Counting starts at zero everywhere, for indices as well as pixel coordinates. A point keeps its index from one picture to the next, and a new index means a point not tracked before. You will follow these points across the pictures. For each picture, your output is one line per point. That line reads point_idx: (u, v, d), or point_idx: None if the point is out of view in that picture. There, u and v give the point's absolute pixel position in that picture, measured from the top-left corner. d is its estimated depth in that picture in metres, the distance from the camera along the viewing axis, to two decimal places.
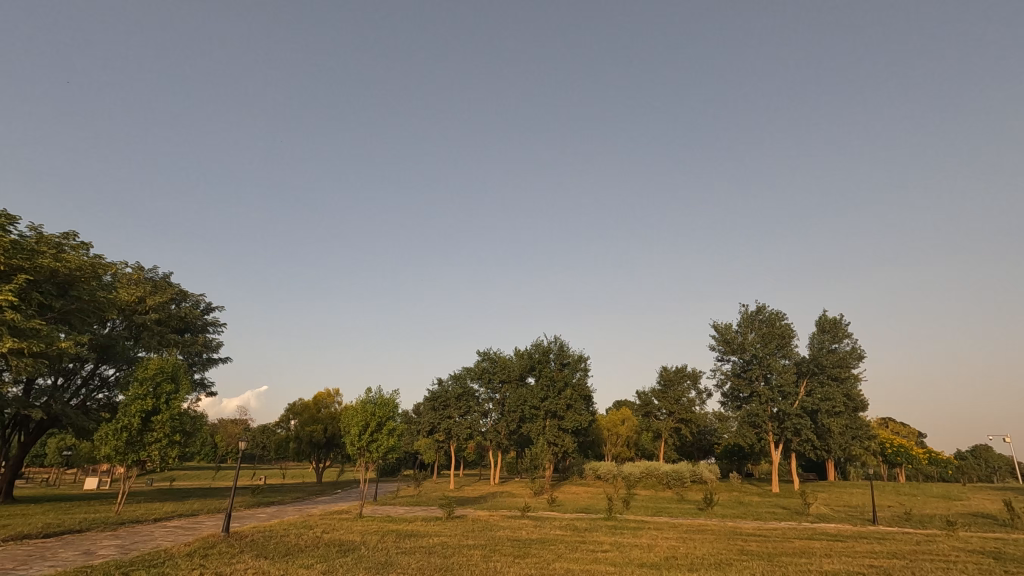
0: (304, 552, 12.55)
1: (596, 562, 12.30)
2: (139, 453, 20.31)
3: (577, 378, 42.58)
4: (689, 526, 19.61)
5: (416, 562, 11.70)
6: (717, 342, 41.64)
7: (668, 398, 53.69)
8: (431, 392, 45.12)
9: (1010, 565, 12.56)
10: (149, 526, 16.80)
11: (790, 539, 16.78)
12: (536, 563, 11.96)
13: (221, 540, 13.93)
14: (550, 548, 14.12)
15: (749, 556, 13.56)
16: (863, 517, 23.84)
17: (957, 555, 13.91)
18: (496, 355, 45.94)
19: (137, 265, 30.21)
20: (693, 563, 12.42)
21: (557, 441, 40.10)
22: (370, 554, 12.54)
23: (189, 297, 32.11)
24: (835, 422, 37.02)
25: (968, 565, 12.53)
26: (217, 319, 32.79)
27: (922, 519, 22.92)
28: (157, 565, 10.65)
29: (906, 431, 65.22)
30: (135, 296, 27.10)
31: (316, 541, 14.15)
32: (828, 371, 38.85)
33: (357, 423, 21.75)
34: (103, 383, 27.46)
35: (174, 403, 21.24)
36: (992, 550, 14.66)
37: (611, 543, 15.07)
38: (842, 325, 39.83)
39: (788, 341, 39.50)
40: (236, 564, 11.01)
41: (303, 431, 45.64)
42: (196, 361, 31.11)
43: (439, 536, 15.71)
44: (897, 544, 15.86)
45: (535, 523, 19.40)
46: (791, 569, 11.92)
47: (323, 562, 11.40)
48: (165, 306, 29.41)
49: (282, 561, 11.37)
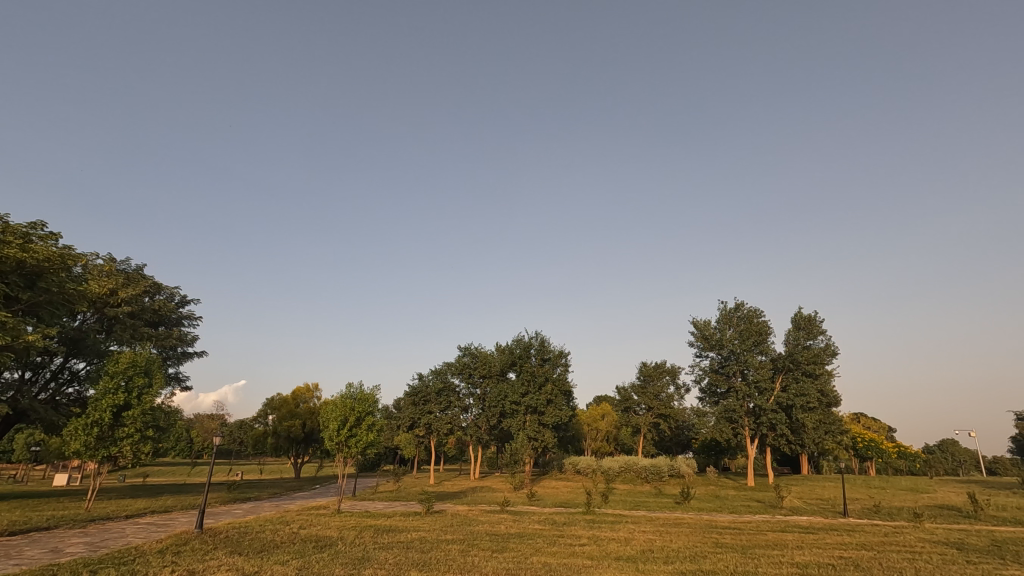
0: (281, 548, 12.43)
1: (574, 555, 12.41)
2: (110, 449, 19.85)
3: (557, 373, 42.94)
4: (666, 520, 19.88)
5: (393, 557, 11.64)
6: (696, 338, 42.22)
7: (648, 393, 54.27)
8: (411, 388, 45.30)
9: (972, 555, 12.98)
10: (121, 522, 16.61)
11: (763, 532, 17.13)
12: (514, 557, 12.02)
13: (195, 536, 13.82)
14: (528, 542, 14.20)
15: (722, 549, 13.78)
16: (833, 510, 24.46)
17: (922, 546, 14.30)
18: (477, 350, 45.71)
19: (109, 257, 29.43)
20: (668, 557, 12.60)
21: (537, 436, 40.20)
22: (347, 549, 12.45)
23: (164, 290, 31.51)
24: (809, 417, 37.74)
25: (933, 556, 12.92)
26: (193, 313, 32.20)
27: (890, 511, 23.68)
28: (128, 562, 10.51)
29: (877, 426, 66.90)
30: (108, 288, 26.43)
31: (292, 536, 14.03)
32: (803, 367, 39.53)
33: (335, 418, 21.50)
34: (73, 377, 26.83)
35: (145, 398, 20.76)
36: (956, 541, 15.14)
37: (589, 537, 15.22)
38: (817, 322, 40.52)
39: (765, 337, 40.09)
40: (208, 561, 10.85)
41: (281, 427, 45.23)
42: (170, 355, 30.55)
43: (418, 531, 15.59)
44: (866, 536, 16.28)
45: (514, 518, 19.55)
46: (763, 562, 12.13)
47: (298, 558, 11.30)
48: (138, 299, 28.76)
49: (257, 557, 11.25)
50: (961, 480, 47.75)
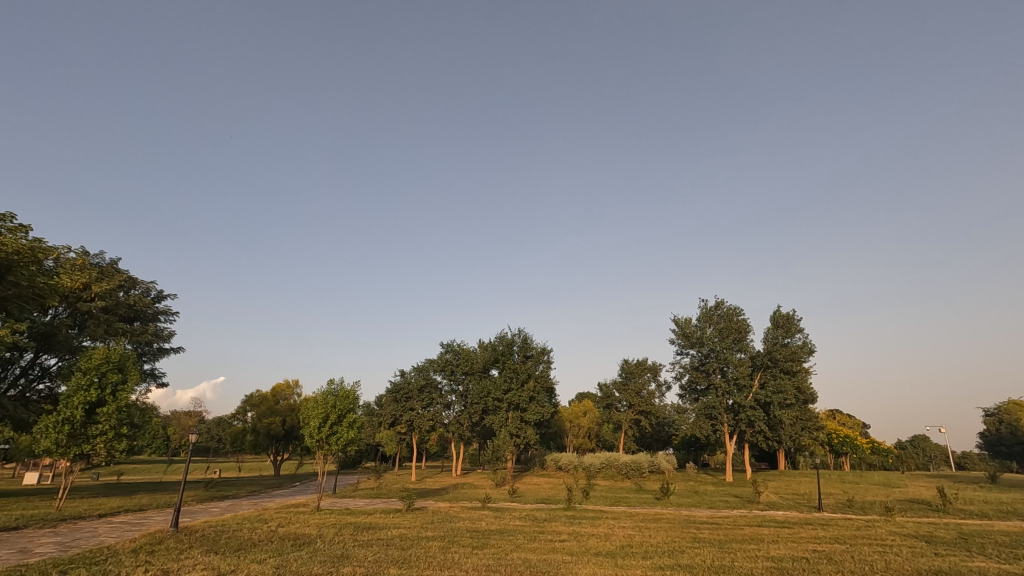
0: (258, 546, 12.27)
1: (554, 552, 12.45)
2: (83, 447, 19.42)
3: (539, 370, 43.07)
4: (645, 515, 20.12)
5: (373, 555, 11.59)
6: (677, 335, 42.72)
7: (629, 390, 54.73)
8: (393, 385, 45.12)
9: (939, 548, 13.35)
10: (93, 522, 16.20)
11: (740, 527, 17.37)
12: (495, 553, 12.05)
13: (170, 536, 13.49)
14: (509, 539, 14.24)
15: (701, 543, 13.97)
16: (809, 505, 24.91)
17: (893, 539, 14.68)
18: (460, 347, 45.61)
19: (82, 250, 28.69)
20: (647, 551, 12.73)
21: (519, 433, 40.30)
22: (326, 547, 12.38)
23: (139, 285, 30.86)
24: (786, 414, 38.36)
25: (903, 549, 13.25)
26: (169, 308, 31.59)
27: (864, 505, 24.32)
28: (100, 562, 10.28)
29: (852, 423, 68.28)
30: (81, 282, 25.72)
31: (272, 535, 13.92)
32: (781, 365, 40.07)
33: (317, 415, 21.29)
34: (44, 373, 26.21)
35: (120, 394, 20.34)
36: (925, 534, 15.59)
37: (570, 532, 15.33)
38: (795, 320, 41.23)
39: (744, 335, 40.68)
40: (183, 560, 10.69)
41: (260, 424, 44.61)
42: (146, 351, 29.99)
43: (398, 528, 15.49)
44: (839, 530, 16.66)
45: (495, 514, 19.57)
46: (739, 556, 12.36)
47: (277, 556, 11.19)
48: (112, 293, 28.08)
49: (234, 556, 11.05)
50: (945, 480, 39.33)
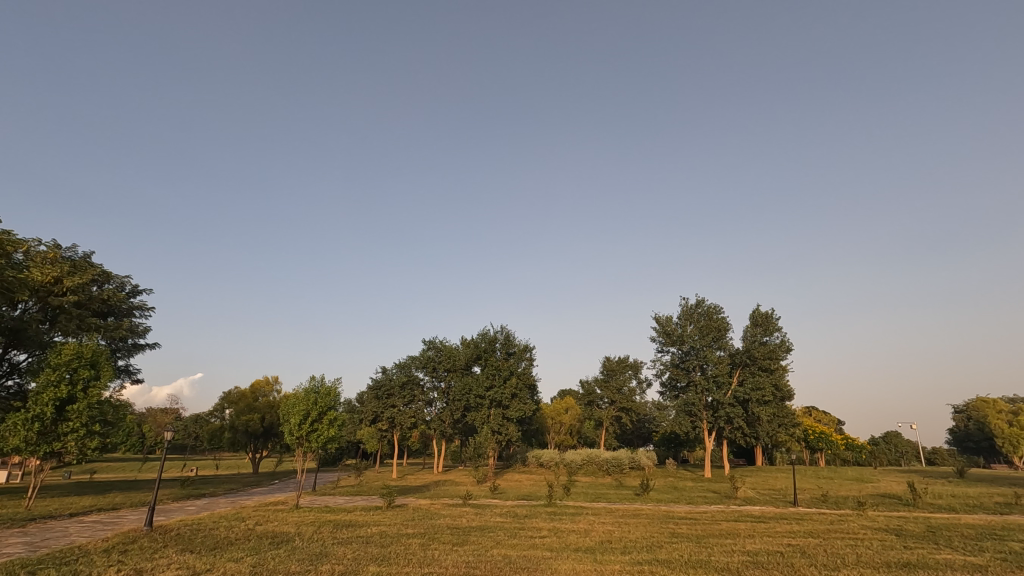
0: (235, 545, 12.15)
1: (534, 548, 12.51)
2: (53, 445, 18.95)
3: (522, 367, 43.29)
4: (625, 511, 20.35)
5: (352, 553, 11.47)
6: (658, 333, 43.14)
7: (610, 387, 55.22)
8: (375, 381, 44.82)
9: (909, 541, 13.70)
10: (63, 522, 15.75)
11: (718, 522, 17.64)
12: (475, 550, 12.06)
13: (144, 535, 13.22)
14: (489, 535, 14.26)
15: (678, 538, 14.14)
16: (785, 500, 25.34)
17: (865, 533, 15.00)
18: (442, 344, 45.43)
19: (54, 244, 27.93)
20: (626, 547, 12.87)
21: (501, 430, 40.50)
22: (304, 545, 12.24)
23: (113, 279, 30.19)
24: (764, 411, 38.98)
25: (874, 542, 13.58)
26: (145, 303, 30.96)
27: (837, 500, 24.80)
28: (70, 563, 10.01)
29: (827, 419, 69.72)
30: (52, 276, 25.09)
31: (248, 533, 13.77)
32: (759, 362, 40.59)
33: (297, 412, 21.05)
34: (13, 369, 25.52)
35: (91, 391, 19.88)
36: (895, 528, 16.02)
37: (550, 529, 15.40)
38: (774, 318, 41.82)
39: (724, 333, 41.28)
40: (157, 559, 10.48)
41: (238, 421, 43.96)
42: (120, 347, 29.40)
43: (378, 526, 15.45)
44: (814, 524, 17.01)
45: (476, 510, 19.60)
46: (716, 550, 12.54)
47: (253, 555, 11.07)
48: (85, 288, 27.44)
49: (211, 555, 10.94)
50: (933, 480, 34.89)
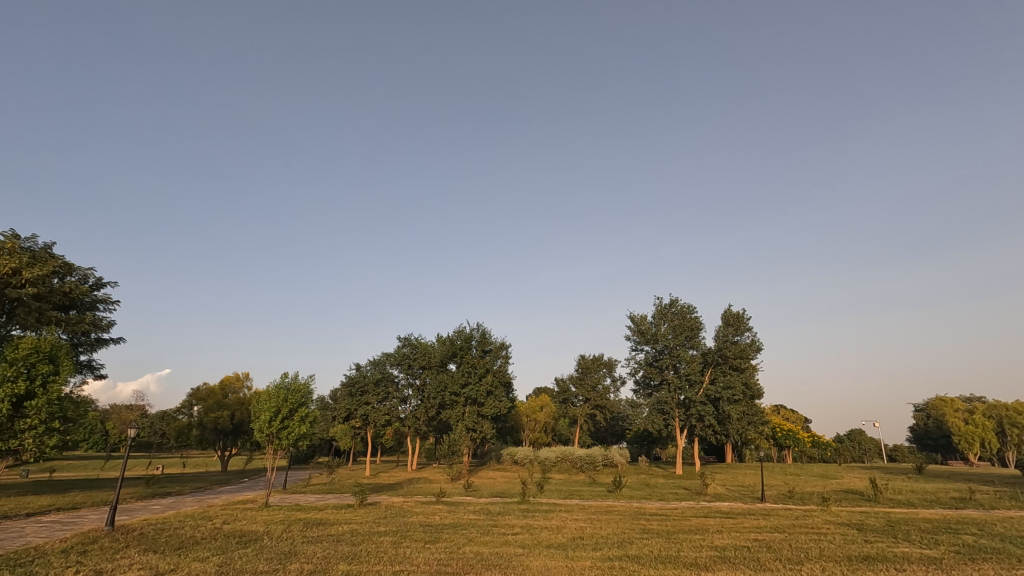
0: (200, 545, 11.85)
1: (506, 545, 12.56)
2: (9, 442, 18.24)
3: (497, 365, 43.30)
4: (598, 508, 20.50)
5: (323, 551, 11.36)
6: (633, 332, 43.59)
7: (585, 385, 55.71)
8: (348, 378, 44.37)
9: (869, 535, 14.14)
10: (19, 522, 15.21)
11: (687, 518, 17.95)
12: (446, 547, 12.08)
13: (105, 535, 12.81)
14: (462, 532, 14.29)
15: (649, 534, 14.37)
16: (753, 496, 25.95)
17: (827, 527, 15.45)
18: (417, 341, 45.14)
19: (12, 234, 26.86)
20: (598, 543, 12.98)
21: (476, 427, 40.43)
22: (273, 545, 12.03)
23: (75, 271, 29.18)
24: (734, 409, 39.74)
25: (837, 536, 13.97)
26: (109, 296, 29.99)
27: (803, 496, 25.49)
28: (24, 566, 9.59)
29: (795, 418, 71.47)
30: (9, 267, 24.18)
31: (214, 532, 13.43)
32: (730, 361, 41.39)
33: (267, 408, 20.66)
34: None
35: (50, 387, 19.21)
36: (857, 523, 16.47)
37: (522, 526, 15.43)
38: (745, 318, 42.58)
39: (697, 332, 42.00)
40: (119, 560, 10.18)
41: (206, 418, 42.94)
42: (82, 342, 28.45)
43: (348, 524, 15.24)
44: (779, 519, 17.41)
45: (450, 507, 19.66)
46: (684, 546, 12.77)
47: (219, 554, 10.84)
48: (46, 280, 26.42)
49: (174, 555, 10.66)
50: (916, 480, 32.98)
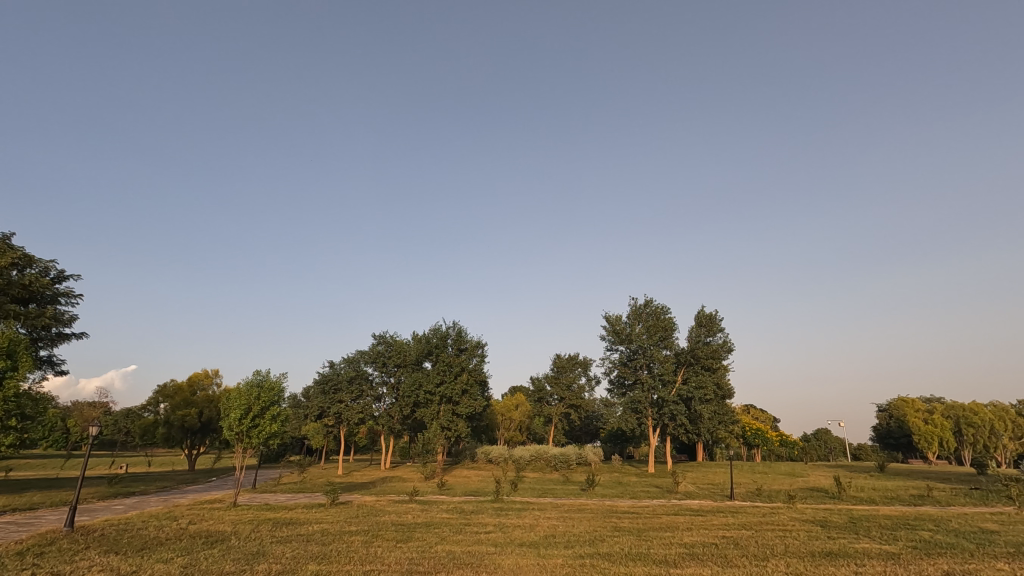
0: (165, 545, 11.59)
1: (478, 543, 12.57)
2: None
3: (472, 363, 43.25)
4: (570, 506, 20.67)
5: (292, 551, 11.19)
6: (608, 332, 44.03)
7: (560, 384, 56.05)
8: (322, 376, 43.89)
9: (832, 532, 14.53)
10: None
11: (658, 516, 18.22)
12: (418, 546, 12.01)
13: (63, 536, 12.43)
14: (434, 531, 14.23)
15: (620, 532, 14.54)
16: (723, 494, 26.52)
17: (793, 525, 15.82)
18: (392, 339, 44.79)
19: None
20: (570, 541, 13.09)
21: (450, 426, 40.31)
22: (240, 545, 11.81)
23: (36, 264, 28.20)
24: (705, 408, 40.45)
25: (801, 533, 14.35)
26: (71, 289, 29.03)
27: (770, 494, 26.06)
28: None
29: (764, 417, 73.07)
30: None
31: (179, 532, 13.14)
32: (702, 362, 42.13)
33: (238, 406, 20.21)
34: None
35: (7, 383, 18.47)
36: (821, 520, 16.92)
37: (495, 525, 15.46)
38: (717, 319, 43.35)
39: (670, 333, 42.66)
40: (77, 561, 9.86)
41: (173, 416, 41.90)
42: (42, 336, 27.45)
43: (319, 524, 15.04)
44: (747, 517, 17.79)
45: (423, 506, 19.58)
46: (654, 543, 12.88)
47: (184, 555, 10.60)
48: (4, 272, 25.53)
49: (136, 556, 10.36)
50: (893, 480, 32.55)
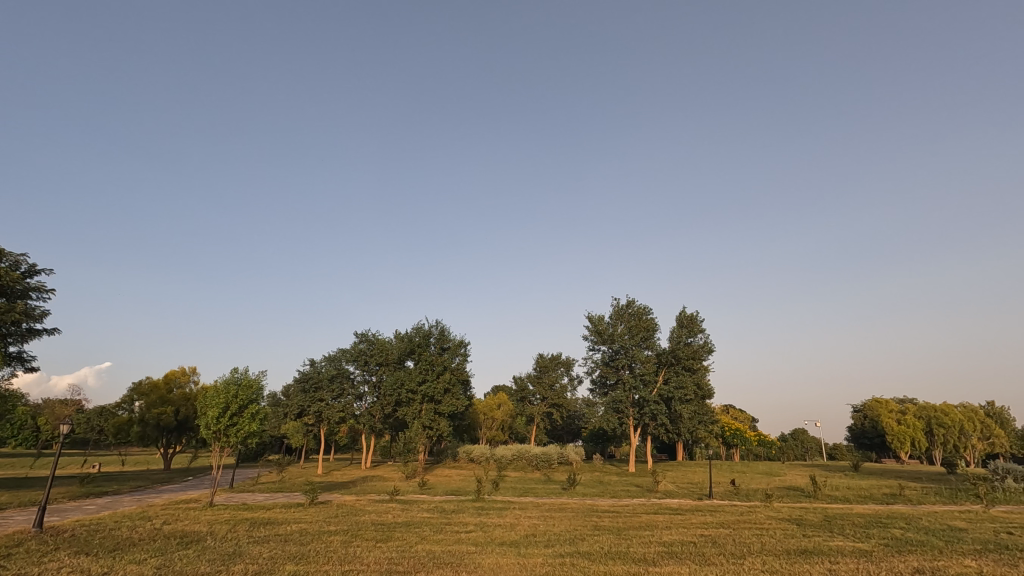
0: (138, 546, 11.35)
1: (458, 542, 12.54)
2: None
3: (455, 362, 43.12)
4: (550, 505, 20.74)
5: (269, 551, 11.07)
6: (591, 332, 44.25)
7: (543, 384, 56.21)
8: (302, 375, 43.47)
9: (806, 530, 14.78)
10: None
11: (637, 514, 18.37)
12: (397, 546, 11.93)
13: (33, 537, 12.16)
14: (414, 530, 14.16)
15: (599, 531, 14.65)
16: (701, 493, 26.81)
17: (768, 523, 16.08)
18: (374, 337, 44.51)
19: None
20: (550, 540, 13.15)
21: (432, 425, 40.15)
22: (216, 545, 11.63)
23: (5, 257, 27.40)
24: (685, 408, 40.86)
25: (777, 531, 14.59)
26: (43, 284, 28.27)
27: (747, 493, 26.40)
28: None
29: (743, 417, 74.05)
30: None
31: (153, 533, 12.90)
32: (683, 362, 42.52)
33: (215, 405, 19.85)
34: None
35: None
36: (797, 518, 17.20)
37: (476, 524, 15.48)
38: (698, 320, 43.84)
39: (652, 333, 43.04)
40: (46, 563, 9.59)
41: (149, 414, 41.05)
42: (11, 332, 26.72)
43: (297, 523, 14.89)
44: (724, 515, 18.04)
45: (403, 506, 19.43)
46: (635, 542, 12.97)
47: (158, 556, 10.42)
48: None
49: (108, 557, 10.15)
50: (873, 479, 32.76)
